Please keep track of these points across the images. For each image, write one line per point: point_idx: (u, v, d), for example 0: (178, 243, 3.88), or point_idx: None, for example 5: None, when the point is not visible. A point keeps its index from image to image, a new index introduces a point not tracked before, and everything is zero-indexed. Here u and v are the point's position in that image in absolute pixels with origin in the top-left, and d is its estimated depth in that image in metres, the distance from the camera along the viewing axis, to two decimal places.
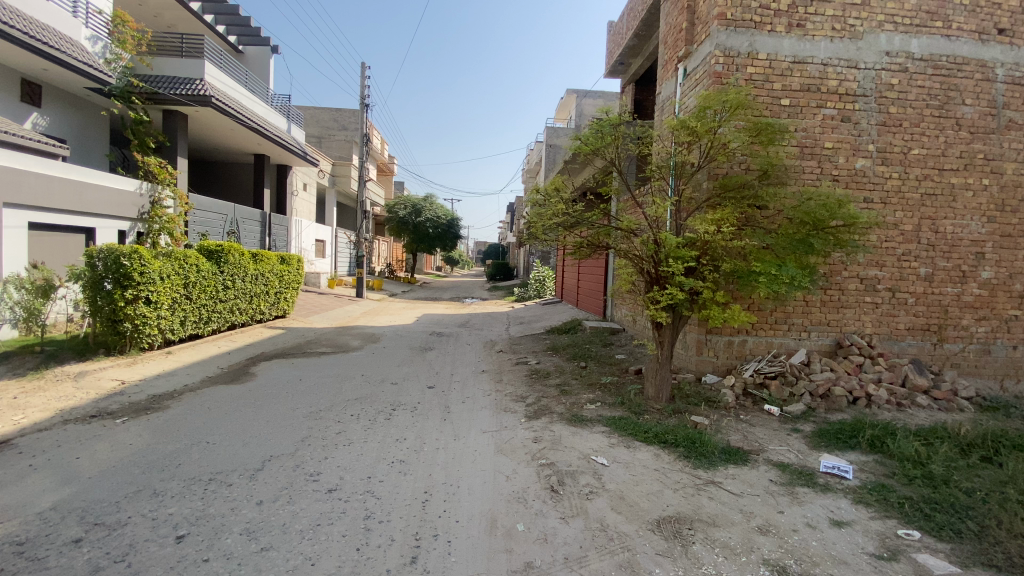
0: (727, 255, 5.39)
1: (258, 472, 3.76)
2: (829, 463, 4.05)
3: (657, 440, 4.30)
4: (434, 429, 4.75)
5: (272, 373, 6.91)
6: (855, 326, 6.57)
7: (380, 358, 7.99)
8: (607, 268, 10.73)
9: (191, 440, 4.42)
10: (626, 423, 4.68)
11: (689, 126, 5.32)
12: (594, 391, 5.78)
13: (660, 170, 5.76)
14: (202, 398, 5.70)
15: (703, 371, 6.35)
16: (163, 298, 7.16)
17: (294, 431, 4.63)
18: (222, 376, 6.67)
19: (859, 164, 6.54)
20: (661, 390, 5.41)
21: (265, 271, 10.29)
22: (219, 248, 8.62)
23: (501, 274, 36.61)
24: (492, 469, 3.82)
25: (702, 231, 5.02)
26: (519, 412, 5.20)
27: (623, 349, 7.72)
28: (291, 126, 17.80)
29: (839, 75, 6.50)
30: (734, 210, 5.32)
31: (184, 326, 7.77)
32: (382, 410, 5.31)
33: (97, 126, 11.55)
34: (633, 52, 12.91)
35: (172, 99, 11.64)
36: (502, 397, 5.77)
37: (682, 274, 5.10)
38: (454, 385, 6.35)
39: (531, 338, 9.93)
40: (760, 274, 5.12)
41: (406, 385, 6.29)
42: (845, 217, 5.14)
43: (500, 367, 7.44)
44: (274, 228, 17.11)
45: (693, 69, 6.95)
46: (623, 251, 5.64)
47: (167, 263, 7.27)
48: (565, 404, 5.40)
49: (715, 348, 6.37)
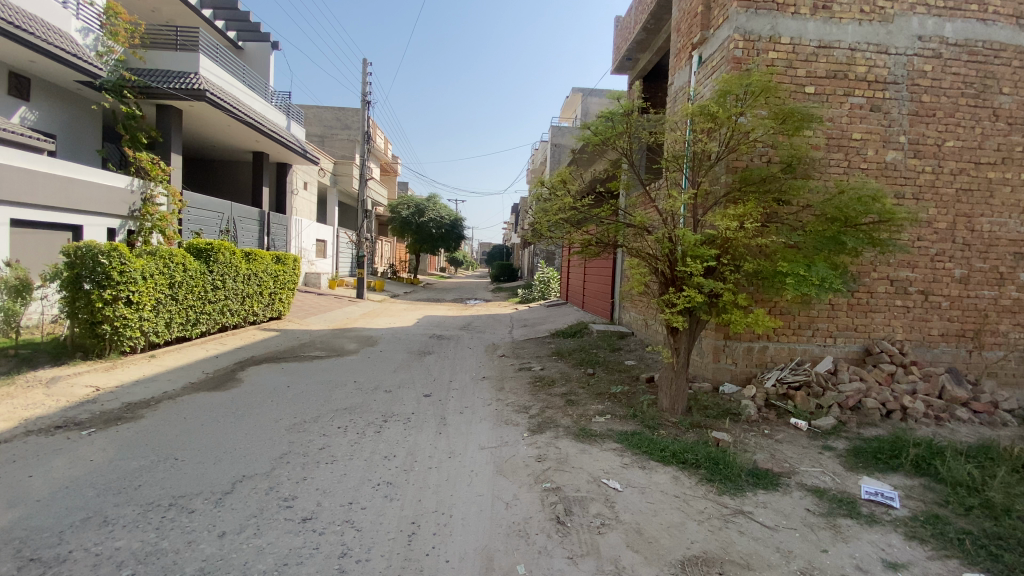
0: (749, 255, 4.93)
1: (226, 496, 3.32)
2: (870, 489, 3.60)
3: (675, 460, 3.85)
4: (428, 444, 4.31)
5: (260, 378, 6.50)
6: (885, 332, 6.09)
7: (375, 363, 7.56)
8: (615, 268, 10.28)
9: (160, 456, 3.99)
10: (640, 440, 4.22)
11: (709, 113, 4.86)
12: (603, 401, 5.30)
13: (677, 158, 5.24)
14: (180, 407, 5.28)
15: (720, 380, 5.87)
16: (145, 298, 6.76)
17: (272, 446, 4.20)
18: (206, 382, 6.24)
19: (890, 156, 6.07)
20: (677, 402, 4.96)
21: (258, 271, 9.89)
22: (209, 246, 8.24)
23: (506, 275, 36.08)
24: (490, 494, 3.38)
25: (723, 228, 4.58)
26: (522, 425, 4.75)
27: (633, 355, 7.24)
28: (291, 123, 17.43)
29: (868, 61, 6.03)
30: (757, 205, 4.86)
31: (169, 328, 7.36)
32: (372, 421, 4.87)
33: (89, 121, 11.21)
34: (641, 47, 12.48)
35: (167, 93, 11.21)
36: (503, 407, 5.32)
37: (700, 275, 4.66)
38: (452, 394, 5.89)
39: (536, 341, 9.47)
40: (787, 274, 4.66)
41: (401, 394, 5.85)
42: (881, 212, 4.69)
43: (502, 373, 6.98)
44: (272, 228, 16.76)
45: (709, 56, 6.50)
46: (636, 250, 5.17)
47: (151, 261, 6.88)
48: (572, 416, 4.93)
49: (734, 355, 5.89)
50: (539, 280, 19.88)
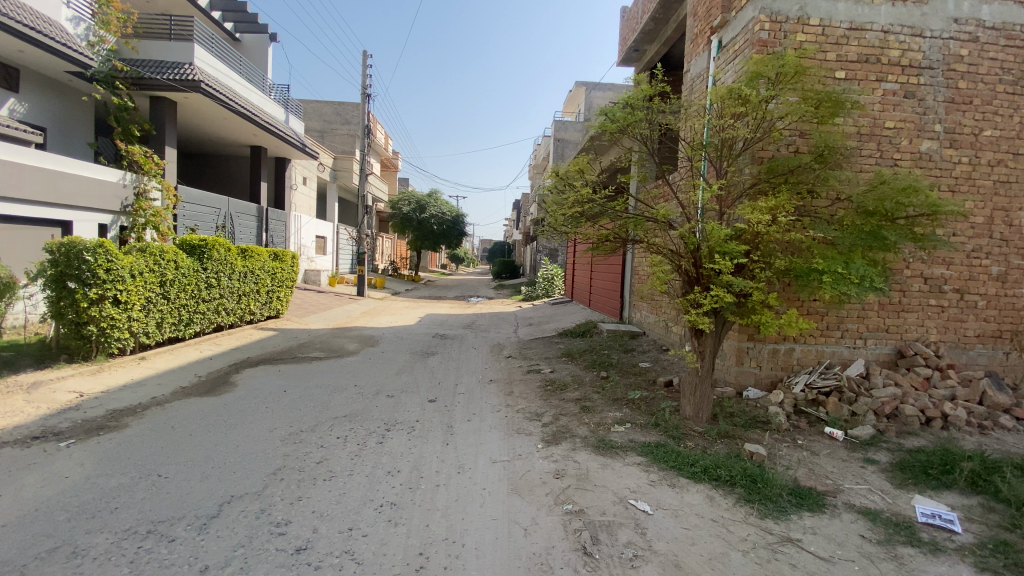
0: (780, 252, 4.57)
1: (211, 521, 2.97)
2: (925, 511, 3.26)
3: (707, 477, 3.51)
4: (434, 457, 3.96)
5: (255, 382, 6.15)
6: (918, 333, 5.74)
7: (376, 365, 7.22)
8: (624, 266, 9.92)
9: (142, 472, 3.64)
10: (667, 453, 3.87)
11: (738, 97, 4.50)
12: (621, 408, 4.95)
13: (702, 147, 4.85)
14: (169, 415, 4.93)
15: (744, 385, 5.51)
16: (135, 298, 6.40)
17: (265, 460, 3.85)
18: (198, 387, 5.88)
19: (924, 146, 5.70)
20: (701, 409, 4.61)
21: (255, 269, 9.53)
22: (203, 243, 7.87)
23: (507, 274, 35.71)
24: (506, 518, 3.03)
25: (754, 221, 4.22)
26: (535, 434, 4.40)
27: (647, 357, 6.89)
28: (290, 117, 17.03)
29: (902, 45, 5.66)
30: (789, 197, 4.50)
31: (161, 329, 7.01)
32: (373, 430, 4.52)
33: (80, 113, 10.83)
34: (650, 37, 12.08)
35: (162, 84, 10.83)
36: (513, 414, 4.96)
37: (729, 273, 4.29)
38: (458, 399, 5.54)
39: (543, 341, 9.12)
40: (822, 271, 4.31)
41: (404, 399, 5.50)
42: (925, 205, 4.33)
43: (510, 376, 6.63)
44: (271, 224, 16.40)
45: (730, 40, 6.12)
46: (656, 246, 4.81)
47: (140, 259, 6.53)
48: (589, 424, 4.57)
49: (758, 358, 5.54)
50: (543, 278, 19.51)
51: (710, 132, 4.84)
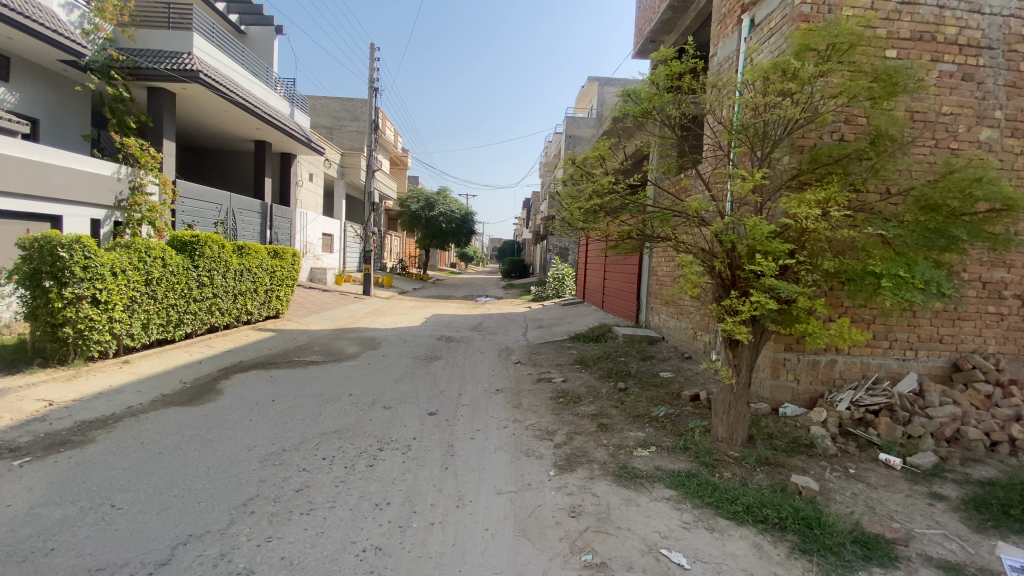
0: (828, 252, 4.00)
1: (158, 571, 2.48)
2: (1017, 566, 2.70)
3: (751, 518, 2.96)
4: (431, 485, 3.45)
5: (242, 389, 5.68)
6: (975, 344, 5.13)
7: (375, 371, 6.74)
8: (641, 267, 9.36)
9: (94, 502, 3.17)
10: (701, 486, 3.32)
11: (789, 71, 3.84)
12: (644, 426, 4.41)
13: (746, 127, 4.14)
14: (142, 428, 4.46)
15: (779, 401, 4.95)
16: (117, 298, 5.96)
17: (237, 487, 3.35)
18: (180, 394, 5.42)
19: (984, 135, 5.07)
20: (735, 431, 4.05)
21: (253, 266, 9.09)
22: (195, 239, 7.43)
23: (513, 270, 35.31)
24: (513, 571, 2.51)
25: (800, 216, 3.65)
26: (547, 457, 3.87)
27: (668, 366, 6.35)
28: (295, 110, 16.62)
29: (959, 21, 5.04)
30: (841, 188, 3.92)
31: (147, 330, 6.57)
32: (364, 450, 4.02)
33: (76, 104, 10.47)
34: (667, 27, 11.49)
35: (159, 74, 10.45)
36: (522, 432, 4.44)
37: (772, 276, 3.74)
38: (461, 412, 5.02)
39: (554, 346, 8.59)
40: (879, 274, 3.74)
41: (402, 411, 4.99)
42: (999, 198, 3.73)
43: (519, 385, 6.11)
44: (275, 221, 16.03)
45: (765, 17, 5.52)
46: (685, 244, 4.26)
47: (123, 255, 6.09)
48: (608, 446, 4.04)
49: (795, 371, 4.97)
50: (553, 278, 18.96)
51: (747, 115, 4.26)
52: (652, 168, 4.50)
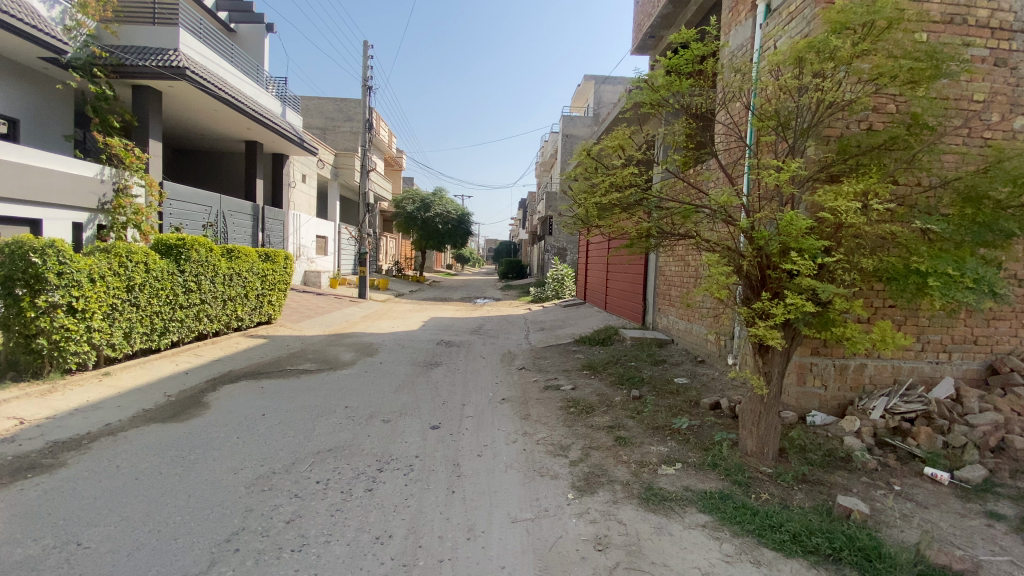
0: (865, 249, 3.70)
1: None
2: None
3: (800, 549, 2.64)
4: (437, 512, 3.10)
5: (230, 402, 5.30)
6: (1010, 346, 4.87)
7: (373, 380, 6.37)
8: (647, 266, 9.04)
9: (57, 540, 2.80)
10: (740, 510, 2.99)
11: (826, 49, 3.38)
12: (666, 438, 4.07)
13: (777, 115, 3.71)
14: (119, 448, 4.08)
15: (806, 409, 4.63)
16: (96, 305, 5.58)
17: (220, 519, 2.99)
18: (163, 409, 5.04)
19: (1019, 124, 4.79)
20: (766, 444, 3.73)
21: (243, 271, 8.69)
22: (180, 242, 7.04)
23: (512, 270, 34.88)
24: None
25: (840, 210, 3.34)
26: (563, 477, 3.54)
27: (682, 372, 6.02)
28: (287, 110, 16.22)
29: (992, 3, 4.75)
30: (880, 179, 3.61)
31: (130, 339, 6.18)
32: (362, 471, 3.66)
33: (57, 103, 10.04)
34: (668, 22, 11.14)
35: (144, 71, 10.04)
36: (533, 447, 4.10)
37: (808, 276, 3.43)
38: (466, 425, 4.67)
39: (559, 350, 8.25)
40: (924, 273, 3.43)
41: (402, 425, 4.63)
42: None
43: (526, 393, 5.76)
44: (267, 223, 15.63)
45: (783, 1, 5.21)
46: (708, 241, 3.94)
47: (102, 260, 5.70)
48: (629, 462, 3.70)
49: (823, 377, 4.66)
50: (553, 279, 18.60)
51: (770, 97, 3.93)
52: (668, 159, 4.04)
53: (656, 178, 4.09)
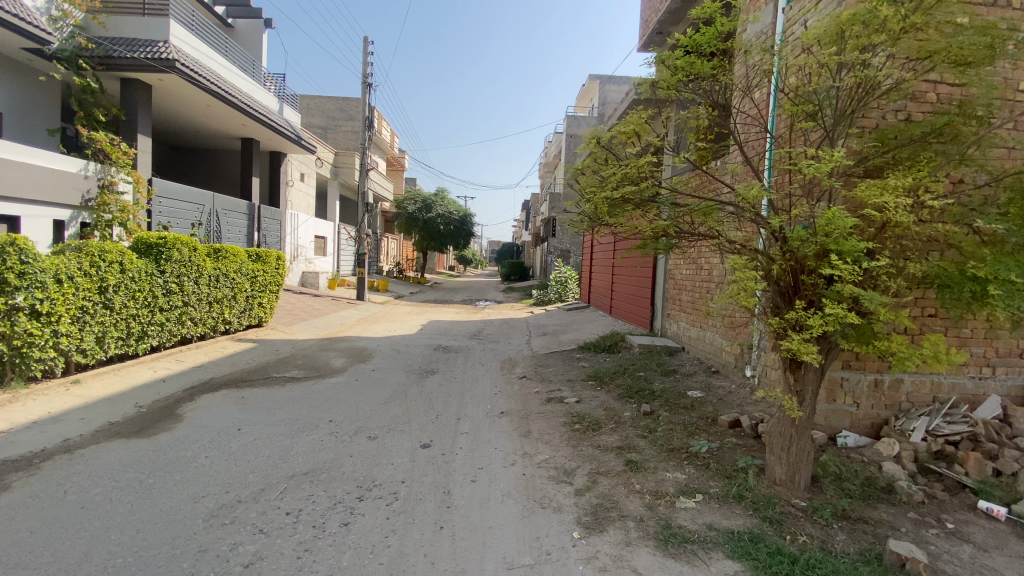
0: (911, 252, 3.24)
1: None
2: None
3: None
4: (420, 556, 2.66)
5: (205, 415, 4.88)
6: None
7: (363, 390, 5.95)
8: (656, 270, 8.60)
9: None
10: (774, 556, 2.56)
11: (874, 21, 2.87)
12: (683, 463, 3.63)
13: (810, 101, 3.26)
14: (73, 469, 3.67)
15: (836, 428, 4.19)
16: (63, 308, 5.18)
17: (166, 563, 2.56)
18: (130, 423, 4.61)
19: None
20: (797, 473, 3.29)
21: (231, 272, 8.28)
22: (161, 240, 6.65)
23: (512, 271, 34.44)
24: None
25: (888, 206, 2.88)
26: (568, 510, 3.10)
27: (696, 384, 5.57)
28: (284, 106, 15.84)
29: None
30: (932, 173, 3.15)
31: (103, 344, 5.78)
32: (339, 500, 3.23)
33: (42, 97, 9.68)
34: (674, 18, 10.71)
35: (131, 63, 9.68)
36: (534, 471, 3.66)
37: (850, 281, 2.97)
38: (460, 444, 4.23)
39: (562, 357, 7.80)
40: (983, 280, 2.97)
41: (390, 444, 4.19)
42: None
43: (526, 406, 5.31)
44: (263, 223, 15.24)
45: None
46: (732, 242, 3.48)
47: (70, 260, 5.30)
48: (643, 492, 3.26)
49: (855, 393, 4.22)
50: (556, 281, 18.16)
51: (797, 79, 3.47)
52: (681, 156, 3.40)
53: (667, 174, 3.59)
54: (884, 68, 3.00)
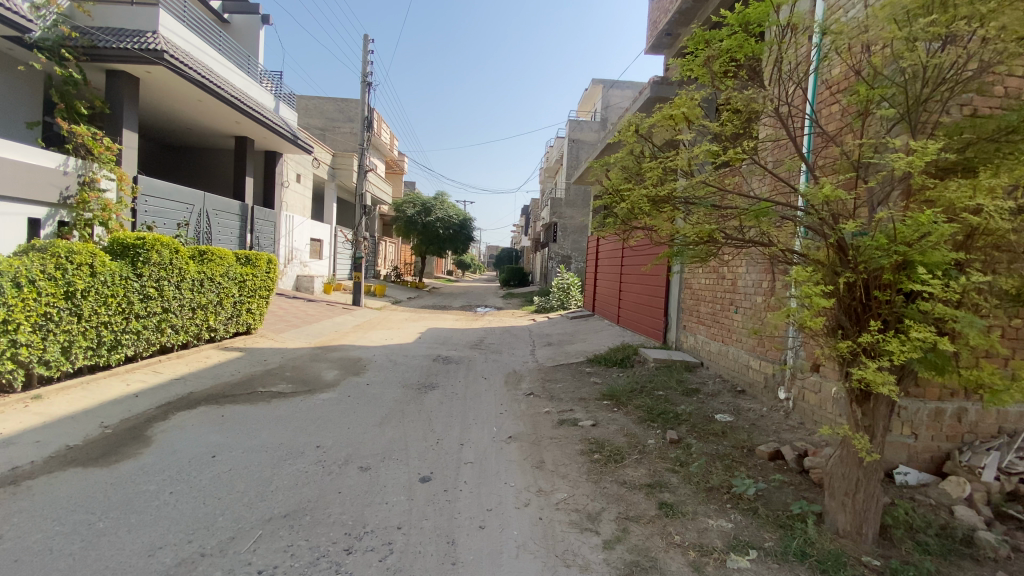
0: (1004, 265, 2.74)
1: None
2: None
3: None
4: None
5: (177, 437, 4.34)
6: None
7: (357, 408, 5.42)
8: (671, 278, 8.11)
9: None
10: None
11: None
12: (727, 507, 3.12)
13: (881, 86, 2.78)
14: (12, 507, 3.13)
15: (892, 462, 3.70)
16: (24, 316, 4.64)
17: None
18: (91, 447, 4.07)
19: None
20: (866, 523, 2.79)
21: (217, 276, 7.77)
22: (140, 241, 6.14)
23: (512, 275, 33.91)
24: None
25: (989, 210, 2.39)
26: (597, 569, 2.58)
27: (723, 406, 5.05)
28: (280, 104, 15.35)
29: None
30: None
31: (69, 355, 5.24)
32: (324, 553, 2.71)
33: (23, 88, 9.17)
34: (686, 18, 10.19)
35: (116, 53, 9.19)
36: (552, 514, 3.15)
37: (939, 299, 2.48)
38: (465, 477, 3.71)
39: (570, 372, 7.27)
40: None
41: (384, 478, 3.65)
42: None
43: (536, 430, 4.79)
44: (256, 224, 14.74)
45: None
46: (788, 251, 2.98)
47: (31, 263, 4.77)
48: (685, 546, 2.75)
49: (913, 423, 3.72)
50: (557, 288, 17.63)
51: (863, 63, 2.99)
52: (728, 150, 2.92)
53: (710, 170, 3.11)
54: (980, 46, 2.52)
